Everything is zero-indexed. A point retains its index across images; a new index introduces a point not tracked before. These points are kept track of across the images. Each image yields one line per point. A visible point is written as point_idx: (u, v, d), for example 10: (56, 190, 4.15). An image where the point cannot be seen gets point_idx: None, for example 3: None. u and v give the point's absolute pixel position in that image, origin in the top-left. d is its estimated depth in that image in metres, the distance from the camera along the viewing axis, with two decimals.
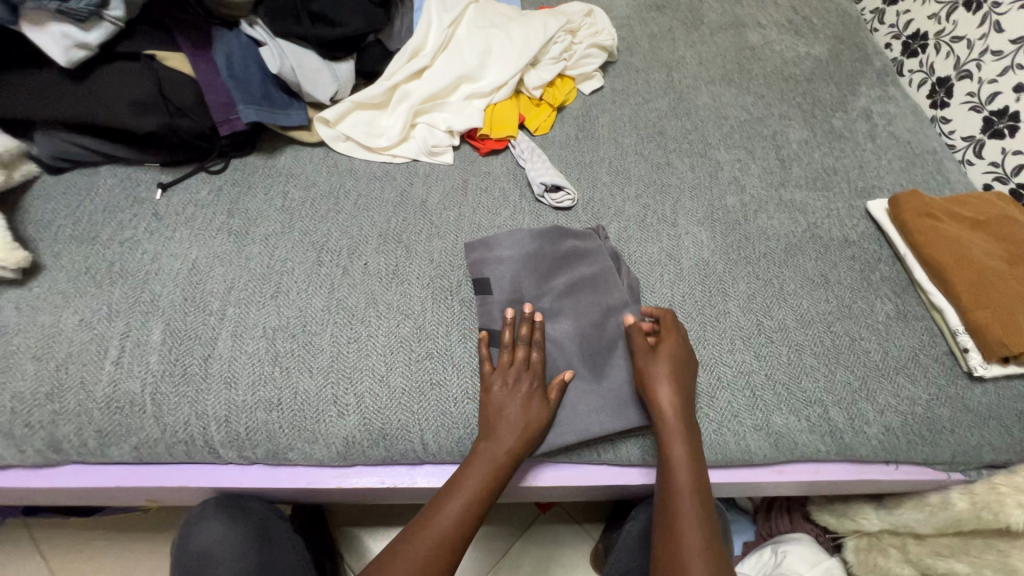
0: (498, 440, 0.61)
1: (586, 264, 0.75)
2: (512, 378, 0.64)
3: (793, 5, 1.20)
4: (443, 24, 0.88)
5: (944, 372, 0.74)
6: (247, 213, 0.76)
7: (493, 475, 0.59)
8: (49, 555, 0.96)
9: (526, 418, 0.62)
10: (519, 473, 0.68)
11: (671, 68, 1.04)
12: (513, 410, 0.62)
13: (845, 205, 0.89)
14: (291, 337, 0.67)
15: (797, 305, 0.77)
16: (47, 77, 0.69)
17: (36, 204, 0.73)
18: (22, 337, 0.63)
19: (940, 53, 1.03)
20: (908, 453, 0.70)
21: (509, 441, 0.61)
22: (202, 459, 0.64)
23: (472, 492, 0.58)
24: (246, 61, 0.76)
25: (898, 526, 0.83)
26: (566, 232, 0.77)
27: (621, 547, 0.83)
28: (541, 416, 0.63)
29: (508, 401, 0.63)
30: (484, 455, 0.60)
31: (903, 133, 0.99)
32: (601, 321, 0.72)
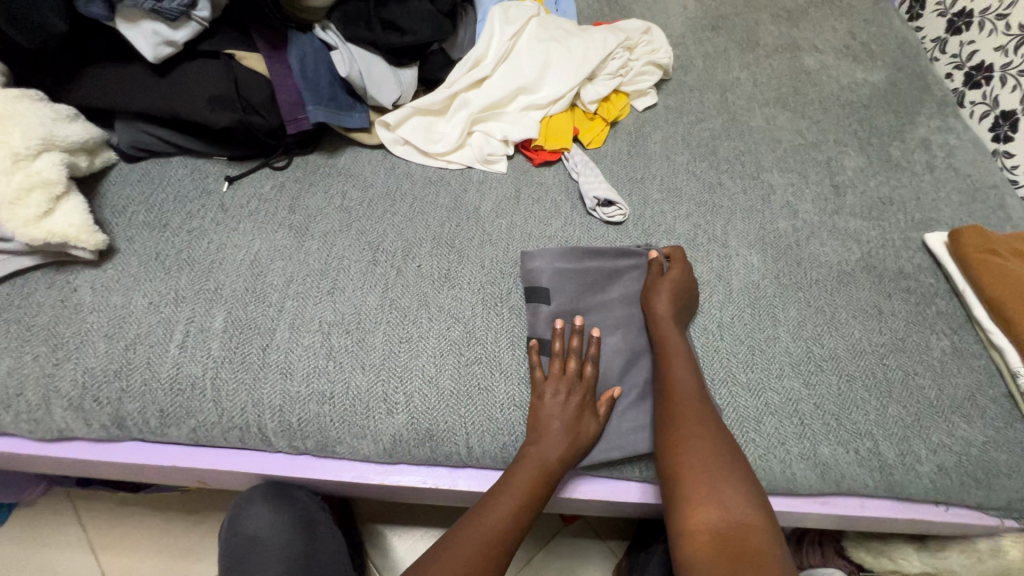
0: (547, 446, 0.61)
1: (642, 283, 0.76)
2: (563, 386, 0.65)
3: (851, 31, 1.18)
4: (505, 35, 0.90)
5: (1002, 415, 0.71)
6: (308, 210, 0.79)
7: (542, 482, 0.60)
8: (89, 526, 1.00)
9: (576, 428, 0.63)
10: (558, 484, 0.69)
11: (725, 89, 1.04)
12: (565, 419, 0.63)
13: (901, 236, 0.87)
14: (346, 333, 0.69)
15: (849, 334, 0.76)
16: (134, 71, 0.73)
17: (112, 190, 0.77)
18: (95, 315, 0.67)
19: (1006, 86, 1.01)
20: (961, 496, 0.68)
21: (560, 449, 0.61)
22: (254, 446, 0.66)
23: (521, 496, 0.59)
24: (317, 64, 0.78)
25: (941, 570, 0.81)
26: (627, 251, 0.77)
27: None
28: (590, 427, 0.64)
29: (558, 409, 0.63)
30: (533, 460, 0.61)
31: (963, 166, 0.97)
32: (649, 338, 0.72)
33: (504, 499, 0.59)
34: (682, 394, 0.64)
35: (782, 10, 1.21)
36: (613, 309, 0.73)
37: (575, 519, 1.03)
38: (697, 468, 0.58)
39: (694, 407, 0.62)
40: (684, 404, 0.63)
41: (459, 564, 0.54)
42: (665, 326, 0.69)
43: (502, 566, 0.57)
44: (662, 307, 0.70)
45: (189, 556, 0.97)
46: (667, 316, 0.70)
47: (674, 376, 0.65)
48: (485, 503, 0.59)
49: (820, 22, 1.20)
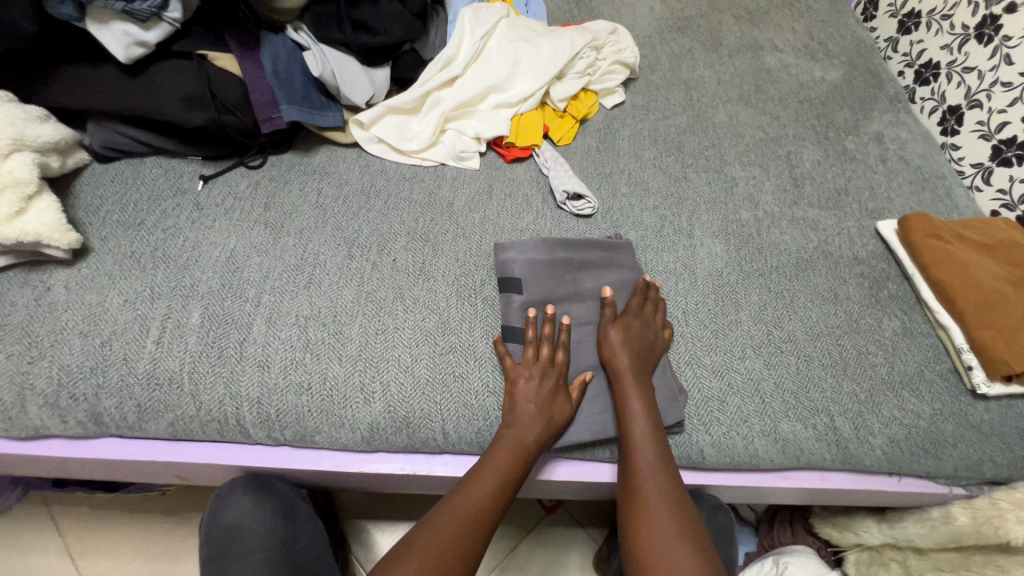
0: (521, 430, 0.64)
1: (615, 273, 0.79)
2: (537, 372, 0.67)
3: (809, 31, 1.24)
4: (475, 36, 0.92)
5: (949, 389, 0.76)
6: (283, 207, 0.80)
7: (517, 464, 0.62)
8: (65, 531, 0.99)
9: (551, 410, 0.65)
10: (535, 467, 0.71)
11: (690, 87, 1.08)
12: (539, 403, 0.65)
13: (855, 224, 0.92)
14: (322, 326, 0.70)
15: (807, 318, 0.80)
16: (106, 72, 0.74)
17: (85, 191, 0.77)
18: (70, 313, 0.67)
19: (952, 82, 1.07)
20: (912, 466, 0.73)
21: (534, 431, 0.64)
22: (233, 438, 0.67)
23: (497, 479, 0.61)
24: (290, 64, 0.80)
25: (900, 540, 0.85)
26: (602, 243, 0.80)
27: None
28: (563, 409, 0.67)
29: (532, 392, 0.66)
30: (509, 445, 0.63)
31: (914, 158, 1.02)
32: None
33: (480, 482, 0.61)
34: (642, 452, 0.64)
35: (745, 11, 1.26)
36: (585, 298, 0.76)
37: (555, 508, 1.06)
38: (660, 529, 0.58)
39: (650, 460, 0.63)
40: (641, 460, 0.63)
41: (435, 551, 0.55)
42: (624, 377, 0.68)
43: (476, 550, 0.58)
44: (622, 360, 0.69)
45: (169, 557, 0.97)
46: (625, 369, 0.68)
47: (633, 435, 0.65)
48: (462, 489, 0.61)
49: (781, 23, 1.25)
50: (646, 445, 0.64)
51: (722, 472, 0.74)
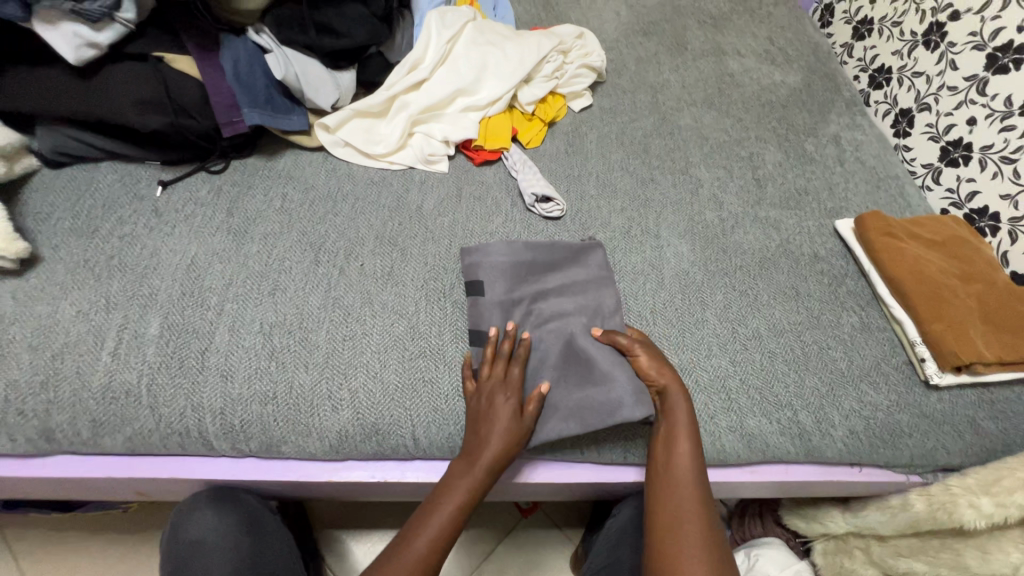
0: (481, 453, 0.62)
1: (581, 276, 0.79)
2: (493, 387, 0.66)
3: (769, 36, 1.28)
4: (442, 38, 0.92)
5: (904, 380, 0.79)
6: (246, 213, 0.78)
7: (475, 487, 0.61)
8: (19, 555, 0.94)
9: (509, 428, 0.63)
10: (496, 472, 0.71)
11: (656, 90, 1.10)
12: (488, 424, 0.63)
13: (815, 223, 0.95)
14: (288, 333, 0.69)
15: (770, 315, 0.82)
16: (54, 74, 0.71)
17: (34, 198, 0.74)
18: (18, 326, 0.64)
19: (903, 86, 1.12)
20: (871, 456, 0.75)
21: (491, 451, 0.62)
22: (196, 451, 0.65)
23: (456, 503, 0.60)
24: (251, 67, 0.78)
25: (862, 528, 0.88)
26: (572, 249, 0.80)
27: (607, 537, 0.83)
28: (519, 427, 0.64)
29: (489, 411, 0.64)
30: (469, 469, 0.62)
31: (869, 159, 1.06)
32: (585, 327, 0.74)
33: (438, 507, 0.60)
34: (678, 447, 0.64)
35: (708, 16, 1.29)
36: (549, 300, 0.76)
37: (531, 510, 1.05)
38: (688, 527, 0.58)
39: (688, 457, 0.63)
40: (679, 455, 0.63)
41: None
42: (673, 387, 0.67)
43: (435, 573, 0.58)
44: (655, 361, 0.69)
45: None
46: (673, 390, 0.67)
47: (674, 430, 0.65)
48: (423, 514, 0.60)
49: (742, 28, 1.28)
50: (685, 441, 0.64)
51: None
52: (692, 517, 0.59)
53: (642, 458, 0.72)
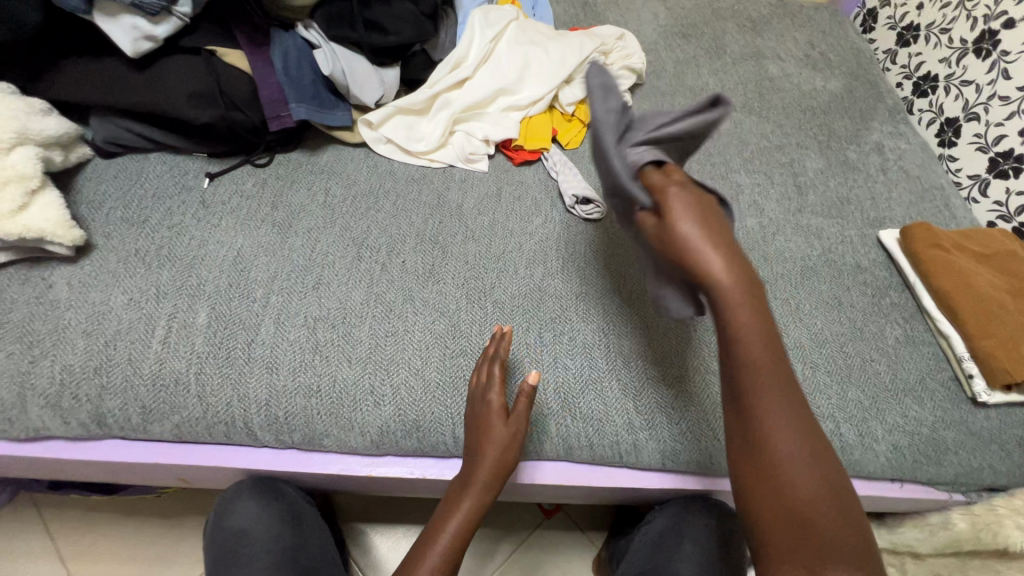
0: (477, 473, 0.63)
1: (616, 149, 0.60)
2: (482, 397, 0.65)
3: (810, 41, 1.26)
4: (486, 38, 0.92)
5: (949, 397, 0.77)
6: (291, 207, 0.79)
7: (479, 501, 0.63)
8: (56, 534, 0.96)
9: (494, 433, 0.63)
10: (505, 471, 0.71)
11: (695, 94, 1.09)
12: (477, 430, 0.64)
13: (858, 233, 0.93)
14: (332, 327, 0.69)
15: (812, 325, 0.81)
16: (112, 65, 0.72)
17: (88, 186, 0.76)
18: (73, 312, 0.65)
19: (950, 94, 1.09)
20: (914, 472, 0.74)
21: (487, 466, 0.63)
22: (240, 441, 0.66)
23: (461, 519, 0.62)
24: (300, 62, 0.79)
25: (898, 545, 0.87)
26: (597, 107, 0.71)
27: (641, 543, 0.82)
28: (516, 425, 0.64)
29: (479, 425, 0.64)
30: (470, 490, 0.63)
31: (913, 168, 1.04)
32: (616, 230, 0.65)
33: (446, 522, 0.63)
34: (750, 352, 0.55)
35: (747, 20, 1.28)
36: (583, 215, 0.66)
37: (555, 512, 1.05)
38: (777, 439, 0.53)
39: (762, 365, 0.55)
40: (747, 364, 0.55)
41: None
42: (726, 278, 0.55)
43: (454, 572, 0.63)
44: (686, 225, 0.56)
45: (165, 561, 0.95)
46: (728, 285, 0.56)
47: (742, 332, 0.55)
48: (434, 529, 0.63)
49: (782, 32, 1.27)
50: (755, 343, 0.55)
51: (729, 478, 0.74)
52: (781, 424, 0.53)
53: (680, 466, 0.71)
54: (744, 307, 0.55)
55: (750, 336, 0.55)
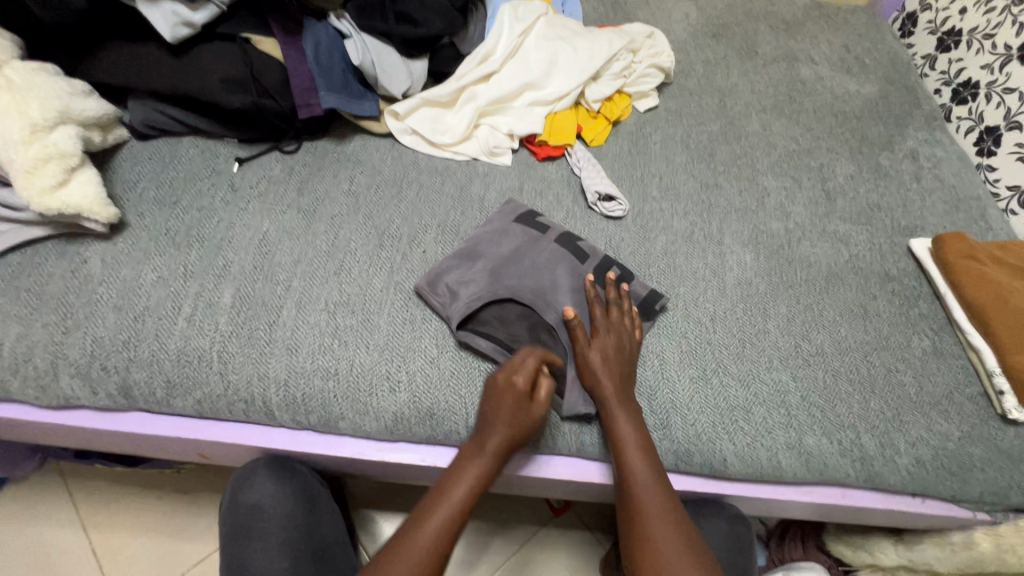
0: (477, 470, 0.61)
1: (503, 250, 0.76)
2: (543, 402, 0.63)
3: (845, 44, 1.23)
4: (514, 33, 0.93)
5: (978, 412, 0.75)
6: (316, 194, 0.80)
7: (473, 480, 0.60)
8: (79, 502, 1.00)
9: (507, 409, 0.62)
10: None
11: (724, 94, 1.08)
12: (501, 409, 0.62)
13: (887, 240, 0.91)
14: (351, 313, 0.70)
15: (835, 332, 0.79)
16: (151, 50, 0.74)
17: (123, 166, 0.78)
18: (105, 287, 0.68)
19: (991, 102, 1.05)
20: (937, 488, 0.72)
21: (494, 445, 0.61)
22: (258, 419, 0.68)
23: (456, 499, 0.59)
24: (331, 51, 0.80)
25: (916, 563, 0.84)
26: (534, 214, 0.82)
27: None
28: (582, 344, 0.68)
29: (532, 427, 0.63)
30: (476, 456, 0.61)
31: (948, 177, 1.01)
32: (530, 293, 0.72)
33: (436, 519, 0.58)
34: (623, 435, 0.64)
35: (780, 21, 1.25)
36: (528, 258, 0.75)
37: (565, 510, 1.05)
38: (655, 532, 0.59)
39: (637, 464, 0.62)
40: (626, 441, 0.63)
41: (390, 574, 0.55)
42: (598, 361, 0.67)
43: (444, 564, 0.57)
44: (606, 377, 0.66)
45: (180, 535, 0.98)
46: (607, 377, 0.66)
47: (616, 424, 0.64)
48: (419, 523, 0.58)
49: (817, 35, 1.24)
50: (631, 440, 0.63)
51: (744, 483, 0.73)
52: (660, 519, 0.60)
53: (694, 467, 0.70)
54: (625, 413, 0.64)
55: (626, 437, 0.64)
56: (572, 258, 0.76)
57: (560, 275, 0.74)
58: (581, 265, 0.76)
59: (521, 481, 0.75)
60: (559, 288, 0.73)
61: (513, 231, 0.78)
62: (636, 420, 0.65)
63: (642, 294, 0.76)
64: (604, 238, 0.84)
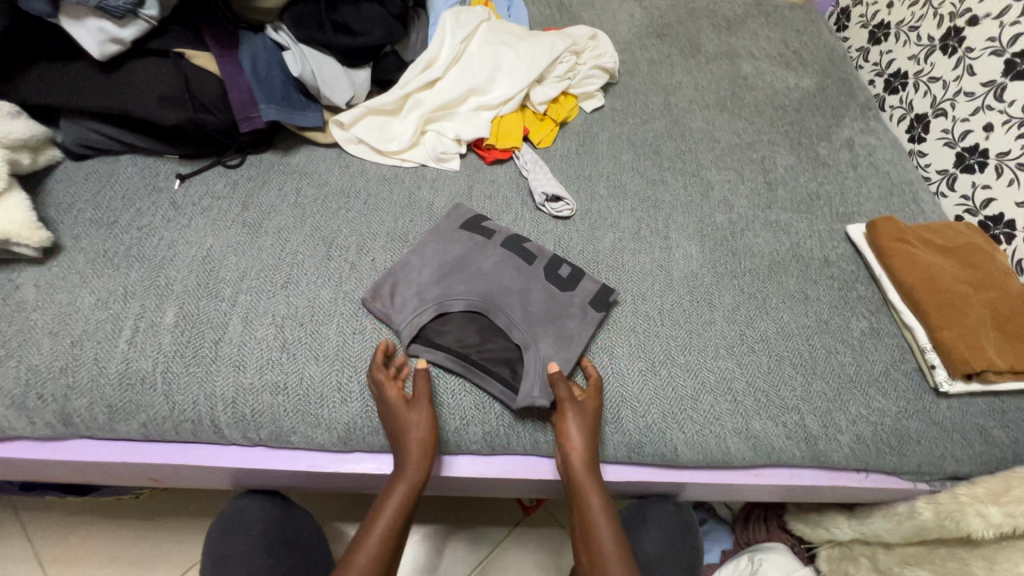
0: (386, 510, 0.61)
1: (451, 254, 0.77)
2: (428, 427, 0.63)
3: (784, 40, 1.27)
4: (457, 39, 0.94)
5: (913, 388, 0.78)
6: (261, 207, 0.80)
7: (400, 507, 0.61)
8: (32, 536, 0.97)
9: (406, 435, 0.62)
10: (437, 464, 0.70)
11: (668, 93, 1.10)
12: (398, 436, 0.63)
13: (826, 227, 0.94)
14: (299, 325, 0.70)
15: (778, 318, 0.82)
16: (81, 68, 0.73)
17: (57, 188, 0.76)
18: (40, 313, 0.66)
19: (918, 91, 1.11)
20: (878, 462, 0.75)
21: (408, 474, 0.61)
22: (208, 439, 0.67)
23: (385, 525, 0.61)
24: (269, 64, 0.79)
25: (869, 536, 0.87)
26: (479, 218, 0.82)
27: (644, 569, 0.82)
28: (566, 400, 0.66)
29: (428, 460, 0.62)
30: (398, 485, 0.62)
31: (883, 164, 1.05)
32: (478, 296, 0.73)
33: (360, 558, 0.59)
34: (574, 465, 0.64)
35: (722, 19, 1.29)
36: (476, 264, 0.76)
37: (536, 509, 1.06)
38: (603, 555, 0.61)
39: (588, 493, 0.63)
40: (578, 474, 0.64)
41: None
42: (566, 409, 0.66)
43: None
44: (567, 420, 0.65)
45: (141, 562, 0.95)
46: (570, 424, 0.65)
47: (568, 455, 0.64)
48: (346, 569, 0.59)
49: (757, 32, 1.28)
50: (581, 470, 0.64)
51: (697, 469, 0.75)
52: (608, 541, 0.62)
53: (647, 458, 0.72)
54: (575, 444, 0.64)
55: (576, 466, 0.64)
56: (519, 260, 0.78)
57: (506, 278, 0.76)
58: (529, 267, 0.78)
59: (479, 483, 0.75)
60: (506, 290, 0.75)
61: (463, 238, 0.79)
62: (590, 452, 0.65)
63: (591, 290, 0.78)
64: (553, 238, 0.85)
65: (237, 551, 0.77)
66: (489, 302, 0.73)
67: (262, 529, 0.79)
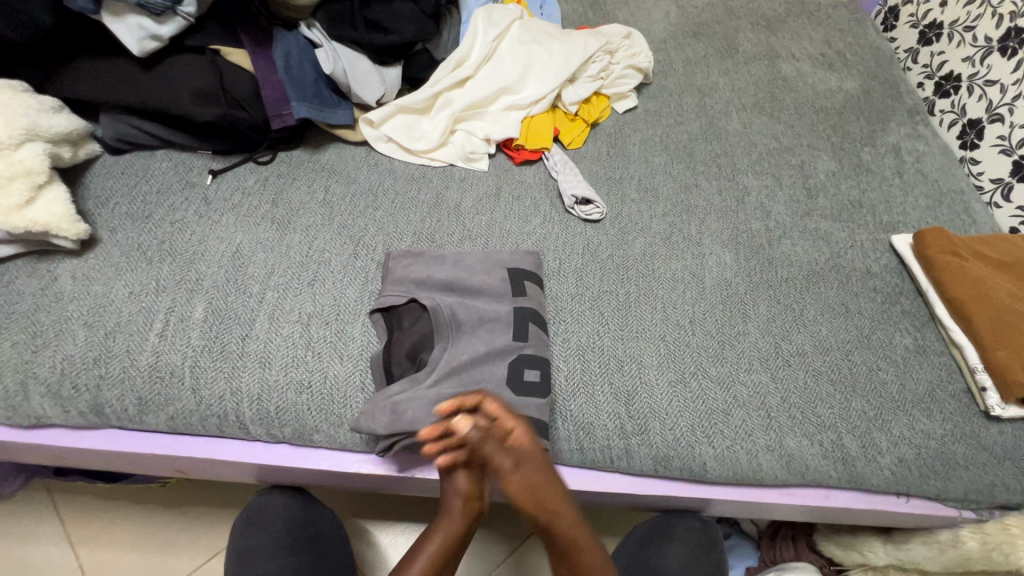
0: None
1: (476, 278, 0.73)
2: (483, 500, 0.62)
3: (827, 39, 1.22)
4: (488, 37, 0.93)
5: (961, 410, 0.74)
6: (290, 205, 0.80)
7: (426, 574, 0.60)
8: (63, 518, 0.99)
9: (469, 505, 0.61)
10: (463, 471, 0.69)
11: (704, 93, 1.07)
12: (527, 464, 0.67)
13: (869, 237, 0.90)
14: (324, 324, 0.70)
15: (816, 331, 0.79)
16: (120, 64, 0.74)
17: (96, 181, 0.78)
18: (76, 304, 0.67)
19: (972, 95, 1.05)
20: (920, 487, 0.71)
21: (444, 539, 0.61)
22: (232, 434, 0.67)
23: None
24: (302, 61, 0.80)
25: (905, 562, 0.83)
26: (531, 276, 0.75)
27: None
28: (486, 433, 0.56)
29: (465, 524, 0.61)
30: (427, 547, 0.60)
31: (931, 171, 1.00)
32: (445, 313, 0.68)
33: None
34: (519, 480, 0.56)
35: (761, 18, 1.25)
36: (478, 303, 0.70)
37: None
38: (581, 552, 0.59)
39: (553, 501, 0.57)
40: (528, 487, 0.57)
41: None
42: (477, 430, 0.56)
43: None
44: (490, 445, 0.56)
45: (165, 550, 0.97)
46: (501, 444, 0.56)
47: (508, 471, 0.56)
48: None
49: (798, 31, 1.23)
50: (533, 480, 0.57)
51: (726, 486, 0.73)
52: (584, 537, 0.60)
53: (674, 472, 0.70)
54: (513, 459, 0.56)
55: (521, 479, 0.56)
56: (507, 330, 0.69)
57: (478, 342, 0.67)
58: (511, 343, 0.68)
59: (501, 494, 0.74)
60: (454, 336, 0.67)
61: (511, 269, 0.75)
62: (533, 465, 0.57)
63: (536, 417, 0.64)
64: (581, 241, 0.83)
65: (262, 548, 0.78)
66: (443, 341, 0.66)
67: (284, 525, 0.79)
